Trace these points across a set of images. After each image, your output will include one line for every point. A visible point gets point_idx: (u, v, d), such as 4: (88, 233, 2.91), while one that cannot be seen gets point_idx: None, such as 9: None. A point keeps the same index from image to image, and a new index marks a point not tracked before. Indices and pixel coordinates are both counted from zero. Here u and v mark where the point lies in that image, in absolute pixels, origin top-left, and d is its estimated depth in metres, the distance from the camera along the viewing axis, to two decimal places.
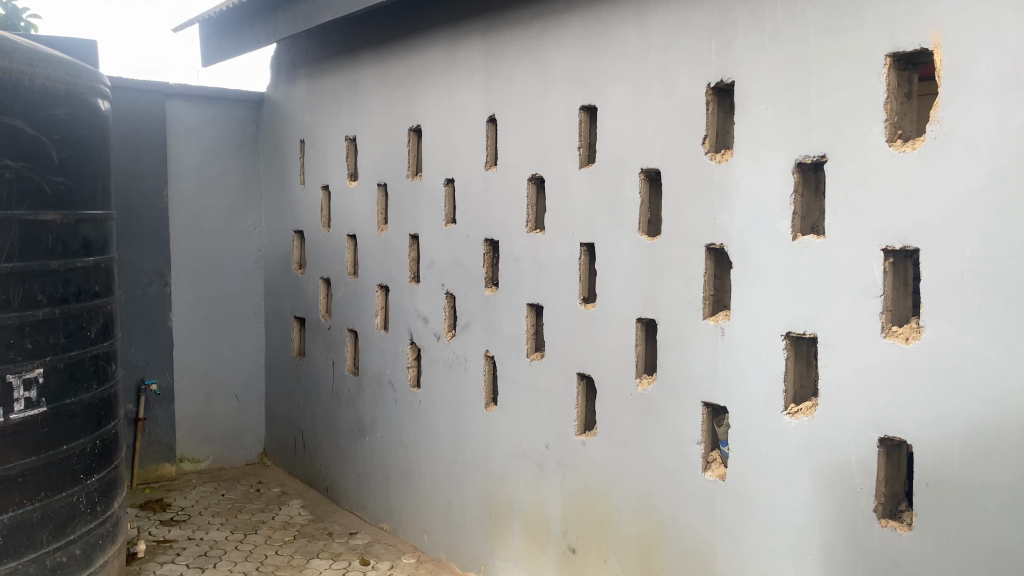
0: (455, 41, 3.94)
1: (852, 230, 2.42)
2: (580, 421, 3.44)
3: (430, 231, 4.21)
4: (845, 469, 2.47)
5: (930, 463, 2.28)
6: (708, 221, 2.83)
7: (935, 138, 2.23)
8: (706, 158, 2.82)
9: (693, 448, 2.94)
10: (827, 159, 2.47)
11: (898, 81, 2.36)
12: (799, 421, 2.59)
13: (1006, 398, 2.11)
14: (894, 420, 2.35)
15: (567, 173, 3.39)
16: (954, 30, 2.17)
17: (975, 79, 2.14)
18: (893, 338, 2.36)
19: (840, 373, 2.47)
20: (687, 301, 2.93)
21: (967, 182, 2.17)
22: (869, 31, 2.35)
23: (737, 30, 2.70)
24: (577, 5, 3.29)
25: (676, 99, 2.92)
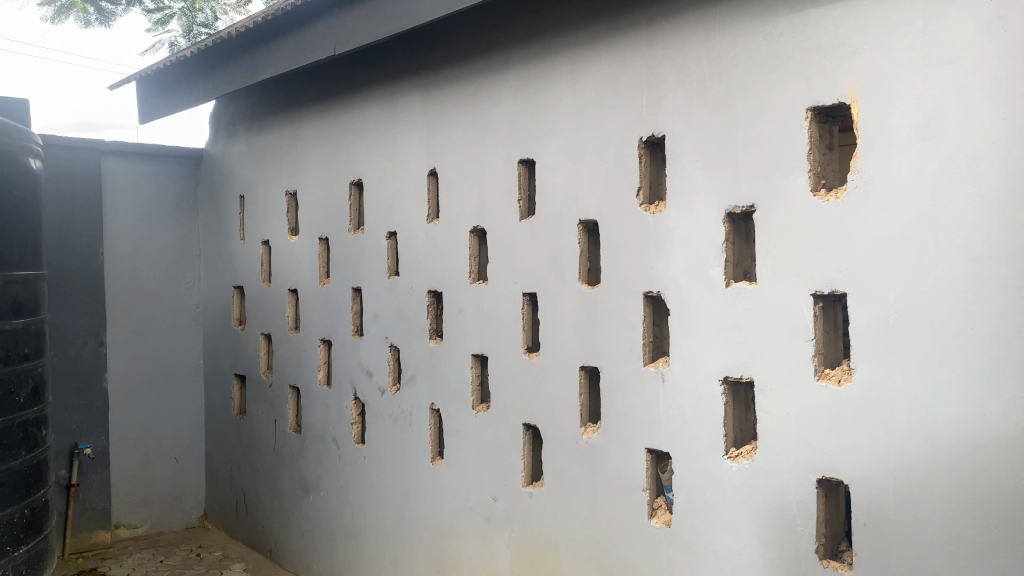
0: (395, 97, 3.99)
1: (784, 276, 2.49)
2: (527, 472, 3.43)
3: (372, 283, 4.20)
4: (785, 510, 2.51)
5: (866, 502, 2.33)
6: (646, 270, 2.89)
7: (855, 187, 2.32)
8: (641, 210, 2.90)
9: (638, 496, 2.95)
10: (755, 209, 2.56)
11: (819, 133, 2.47)
12: (739, 465, 2.63)
13: (934, 436, 2.18)
14: (831, 461, 2.39)
15: (508, 225, 3.43)
16: (868, 85, 2.29)
17: (890, 132, 2.25)
18: (826, 380, 2.42)
19: (779, 416, 2.52)
20: (628, 349, 2.96)
21: (887, 229, 2.26)
22: (789, 85, 2.46)
23: (667, 86, 2.80)
24: (514, 61, 3.37)
25: (611, 152, 2.99)
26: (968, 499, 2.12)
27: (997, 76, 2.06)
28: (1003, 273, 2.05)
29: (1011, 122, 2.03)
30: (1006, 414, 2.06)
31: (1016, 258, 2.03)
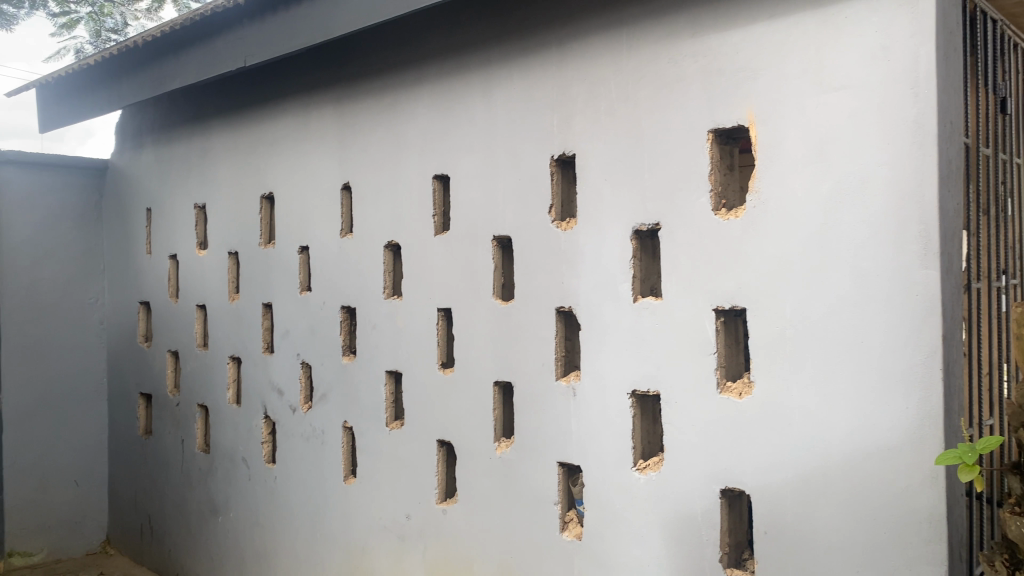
0: (307, 111, 3.95)
1: (689, 292, 2.57)
2: (441, 488, 3.41)
3: (283, 299, 4.12)
4: (691, 521, 2.57)
5: (766, 511, 2.40)
6: (557, 286, 2.92)
7: (754, 207, 2.41)
8: (552, 226, 2.94)
9: (550, 510, 2.97)
10: (661, 227, 2.63)
11: (720, 154, 2.55)
12: (647, 477, 2.68)
13: (828, 445, 2.27)
14: (733, 472, 2.47)
15: (421, 241, 3.42)
16: (765, 108, 2.39)
17: (786, 154, 2.35)
18: (727, 393, 2.50)
19: (684, 428, 2.59)
20: (541, 364, 2.99)
21: (783, 247, 2.35)
22: (693, 108, 2.54)
23: (577, 106, 2.85)
24: (427, 78, 3.38)
25: (523, 169, 3.03)
26: (860, 506, 2.21)
27: (882, 103, 2.17)
28: (889, 289, 2.15)
29: (895, 146, 2.14)
30: (893, 423, 2.15)
31: (900, 274, 2.13)
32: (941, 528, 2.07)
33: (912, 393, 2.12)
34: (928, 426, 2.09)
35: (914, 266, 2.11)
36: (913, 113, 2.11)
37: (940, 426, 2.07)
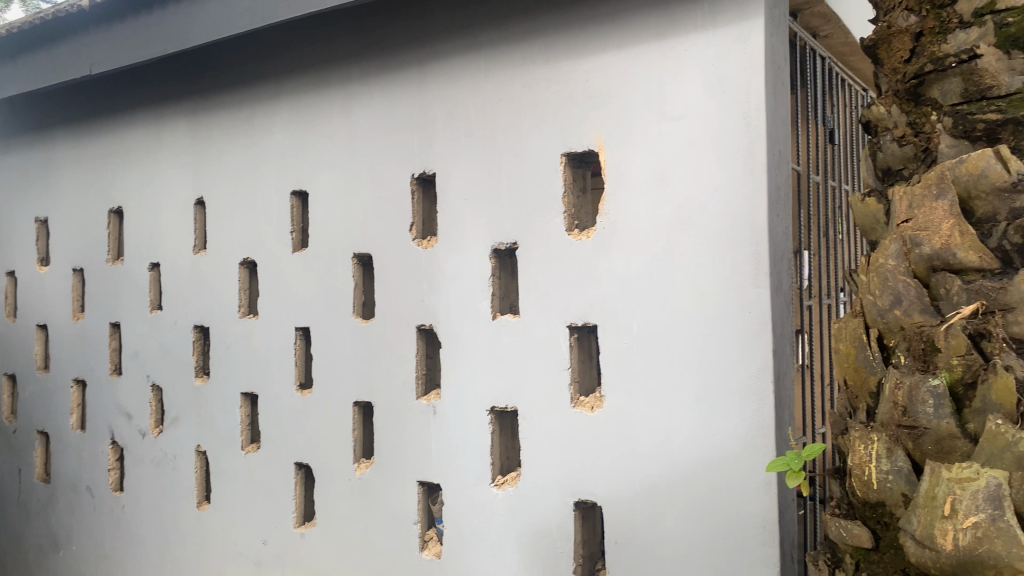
0: (160, 121, 3.79)
1: (544, 309, 2.63)
2: (299, 512, 3.33)
3: (132, 318, 3.93)
4: (546, 534, 2.62)
5: (617, 521, 2.48)
6: (417, 304, 2.93)
7: (604, 227, 2.51)
8: (413, 244, 2.95)
9: (410, 529, 2.95)
10: (518, 246, 2.69)
11: (573, 176, 2.64)
12: (504, 492, 2.72)
13: (672, 456, 2.37)
14: (586, 484, 2.54)
15: (279, 258, 3.35)
16: (613, 133, 2.49)
17: (632, 177, 2.46)
18: (580, 407, 2.57)
19: (540, 443, 2.64)
20: (401, 382, 2.98)
21: (631, 265, 2.46)
22: (546, 132, 2.62)
23: (436, 125, 2.88)
24: (285, 93, 3.32)
25: (383, 187, 3.02)
26: (702, 513, 2.32)
27: (719, 131, 2.30)
28: (727, 307, 2.28)
29: (730, 172, 2.28)
30: (731, 433, 2.27)
31: (734, 292, 2.26)
32: (773, 532, 2.19)
33: (747, 405, 2.24)
34: (761, 435, 2.22)
35: (748, 284, 2.24)
36: (746, 142, 2.25)
37: (773, 435, 2.19)
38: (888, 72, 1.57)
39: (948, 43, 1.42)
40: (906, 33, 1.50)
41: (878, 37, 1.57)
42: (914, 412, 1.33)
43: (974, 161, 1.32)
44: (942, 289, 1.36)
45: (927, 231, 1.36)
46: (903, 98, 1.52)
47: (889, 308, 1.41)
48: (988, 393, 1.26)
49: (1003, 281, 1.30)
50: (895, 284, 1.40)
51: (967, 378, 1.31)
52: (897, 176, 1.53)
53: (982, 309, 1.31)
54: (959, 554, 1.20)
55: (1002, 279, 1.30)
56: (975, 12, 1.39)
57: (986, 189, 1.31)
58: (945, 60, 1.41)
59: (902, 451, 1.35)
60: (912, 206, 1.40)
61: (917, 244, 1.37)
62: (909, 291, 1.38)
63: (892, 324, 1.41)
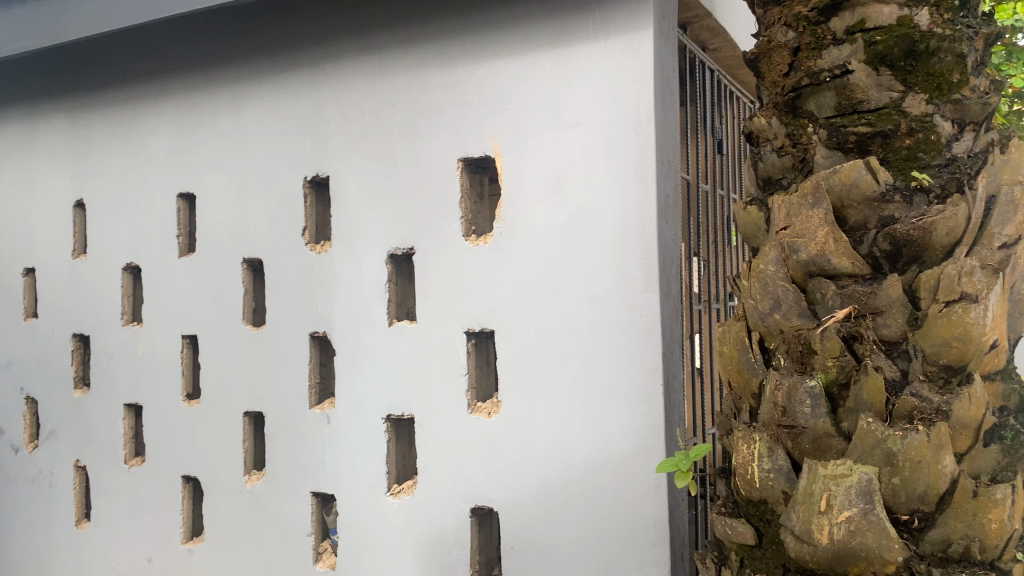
0: (36, 119, 3.60)
1: (440, 315, 2.62)
2: (186, 527, 3.19)
3: (5, 327, 3.70)
4: (442, 542, 2.59)
5: (513, 526, 2.48)
6: (311, 310, 2.86)
7: (500, 233, 2.51)
8: (306, 249, 2.88)
9: (303, 541, 2.88)
10: (414, 251, 2.67)
11: (469, 182, 2.63)
12: (400, 501, 2.68)
13: (566, 459, 2.39)
14: (482, 490, 2.53)
15: (165, 263, 3.21)
16: (509, 140, 2.50)
17: (528, 184, 2.47)
18: (477, 413, 2.57)
19: (436, 450, 2.62)
20: (293, 391, 2.90)
21: (526, 272, 2.47)
22: (442, 136, 2.61)
23: (330, 128, 2.83)
24: (171, 91, 3.20)
25: (275, 190, 2.95)
26: (596, 515, 2.35)
27: (611, 140, 2.34)
28: (618, 312, 2.32)
29: (621, 180, 2.32)
30: (623, 436, 2.31)
31: (626, 297, 2.30)
32: (663, 532, 2.23)
33: (638, 408, 2.28)
34: (652, 437, 2.26)
35: (638, 289, 2.28)
36: (636, 151, 2.30)
37: (661, 437, 2.24)
38: (768, 86, 1.55)
39: (823, 58, 1.42)
40: (784, 48, 1.49)
41: (758, 51, 1.55)
42: (793, 412, 1.30)
43: (846, 171, 1.31)
44: (818, 293, 1.34)
45: (804, 238, 1.34)
46: (782, 110, 1.50)
47: (770, 312, 1.38)
48: (860, 392, 1.25)
49: (873, 286, 1.30)
50: (774, 289, 1.37)
51: (840, 379, 1.29)
52: (776, 185, 1.51)
53: (854, 313, 1.31)
54: (834, 548, 1.19)
55: (872, 284, 1.30)
56: (849, 29, 1.39)
57: (858, 199, 1.31)
58: (820, 75, 1.41)
59: (782, 450, 1.31)
60: (789, 214, 1.37)
61: (795, 250, 1.35)
62: (787, 295, 1.36)
63: (772, 328, 1.38)
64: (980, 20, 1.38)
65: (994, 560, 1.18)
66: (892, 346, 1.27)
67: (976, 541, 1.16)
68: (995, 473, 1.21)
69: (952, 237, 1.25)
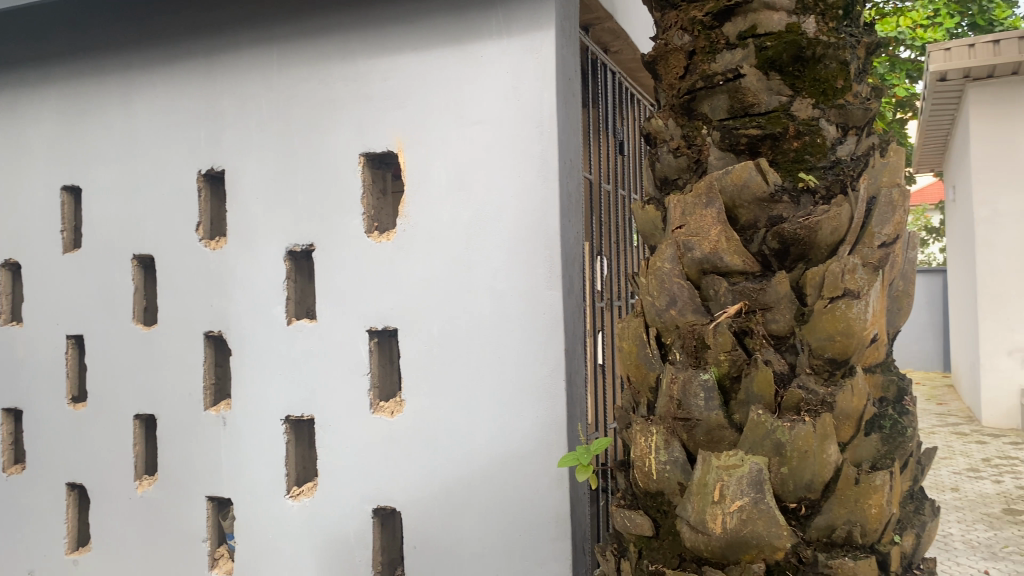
0: None
1: (341, 313, 2.57)
2: (71, 537, 3.04)
3: None
4: (344, 543, 2.55)
5: (416, 525, 2.46)
6: (205, 309, 2.77)
7: (403, 230, 2.49)
8: (201, 245, 2.78)
9: (198, 548, 2.78)
10: (314, 248, 2.61)
11: (371, 178, 2.60)
12: (300, 503, 2.62)
13: (470, 457, 2.39)
14: (385, 490, 2.50)
15: (48, 260, 3.05)
16: (412, 137, 2.48)
17: (431, 181, 2.46)
18: (380, 412, 2.53)
19: (337, 451, 2.58)
20: (187, 393, 2.80)
21: (429, 269, 2.45)
22: (343, 131, 2.57)
23: (226, 120, 2.74)
24: (54, 78, 3.04)
25: (168, 184, 2.84)
26: (499, 512, 2.35)
27: (513, 138, 2.35)
28: (521, 310, 2.33)
29: (524, 178, 2.33)
30: (526, 432, 2.32)
31: (529, 295, 2.32)
32: (565, 526, 2.26)
33: (540, 404, 2.30)
34: (554, 433, 2.28)
35: (542, 286, 2.30)
36: (539, 149, 2.31)
37: (563, 433, 2.27)
38: (665, 88, 1.58)
39: (716, 61, 1.45)
40: (680, 51, 1.52)
41: (655, 54, 1.58)
42: (688, 404, 1.31)
43: (738, 172, 1.34)
44: (711, 291, 1.37)
45: (698, 236, 1.37)
46: (677, 111, 1.53)
47: (666, 308, 1.40)
48: (751, 385, 1.28)
49: (762, 283, 1.34)
50: (671, 286, 1.39)
51: (732, 372, 1.31)
52: (672, 185, 1.54)
53: (745, 308, 1.34)
54: (727, 537, 1.22)
55: (761, 281, 1.34)
56: (741, 34, 1.44)
57: (748, 199, 1.35)
58: (713, 78, 1.45)
59: (678, 442, 1.32)
60: (684, 212, 1.38)
61: (690, 248, 1.38)
62: (682, 292, 1.38)
63: (668, 323, 1.40)
64: (861, 31, 1.48)
65: (873, 543, 1.24)
66: (780, 341, 1.32)
67: (858, 526, 1.22)
68: (875, 461, 1.27)
69: (836, 236, 1.31)
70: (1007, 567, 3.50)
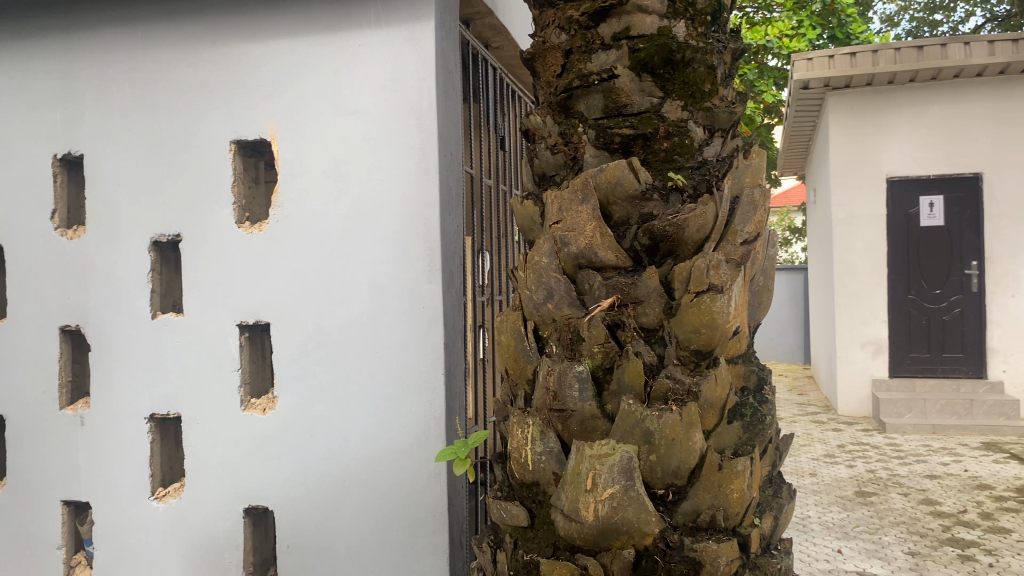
0: None
1: (211, 307, 2.48)
2: None
3: None
4: (213, 544, 2.47)
5: (290, 524, 2.41)
6: (61, 302, 2.61)
7: (276, 221, 2.42)
8: (55, 234, 2.61)
9: (53, 555, 2.62)
10: (181, 238, 2.50)
11: (243, 167, 2.51)
12: (166, 504, 2.51)
13: (346, 453, 2.36)
14: (257, 489, 2.43)
15: None
16: (287, 126, 2.42)
17: (306, 171, 2.40)
18: (251, 410, 2.45)
19: (205, 450, 2.48)
20: (40, 391, 2.62)
21: (305, 262, 2.40)
22: (214, 118, 2.47)
23: (85, 103, 2.59)
24: None
25: (19, 168, 2.65)
26: (375, 508, 2.33)
27: (392, 130, 2.33)
28: (399, 303, 2.31)
29: (403, 171, 2.31)
30: (404, 427, 2.31)
31: (407, 288, 2.31)
32: (442, 520, 2.26)
33: (418, 399, 2.29)
34: (432, 427, 2.28)
35: (421, 281, 2.29)
36: (418, 142, 2.30)
37: (442, 428, 2.27)
38: (542, 85, 1.60)
39: (592, 61, 1.48)
40: (558, 49, 1.54)
41: (533, 51, 1.59)
42: (562, 396, 1.33)
43: (611, 170, 1.38)
44: (586, 285, 1.40)
45: (573, 232, 1.39)
46: (555, 109, 1.55)
47: (543, 302, 1.42)
48: (622, 376, 1.31)
49: (634, 278, 1.38)
50: (548, 280, 1.41)
51: (605, 364, 1.35)
52: (550, 181, 1.56)
53: (617, 302, 1.38)
54: (598, 524, 1.25)
55: (633, 276, 1.38)
56: (615, 35, 1.48)
57: (621, 197, 1.39)
58: (589, 77, 1.47)
59: (553, 433, 1.34)
60: (561, 208, 1.41)
61: (565, 243, 1.40)
62: (558, 286, 1.40)
63: (545, 317, 1.42)
64: (727, 36, 1.55)
65: (735, 526, 1.31)
66: (650, 334, 1.37)
67: (721, 510, 1.28)
68: (737, 448, 1.34)
69: (702, 233, 1.36)
70: (857, 545, 3.75)
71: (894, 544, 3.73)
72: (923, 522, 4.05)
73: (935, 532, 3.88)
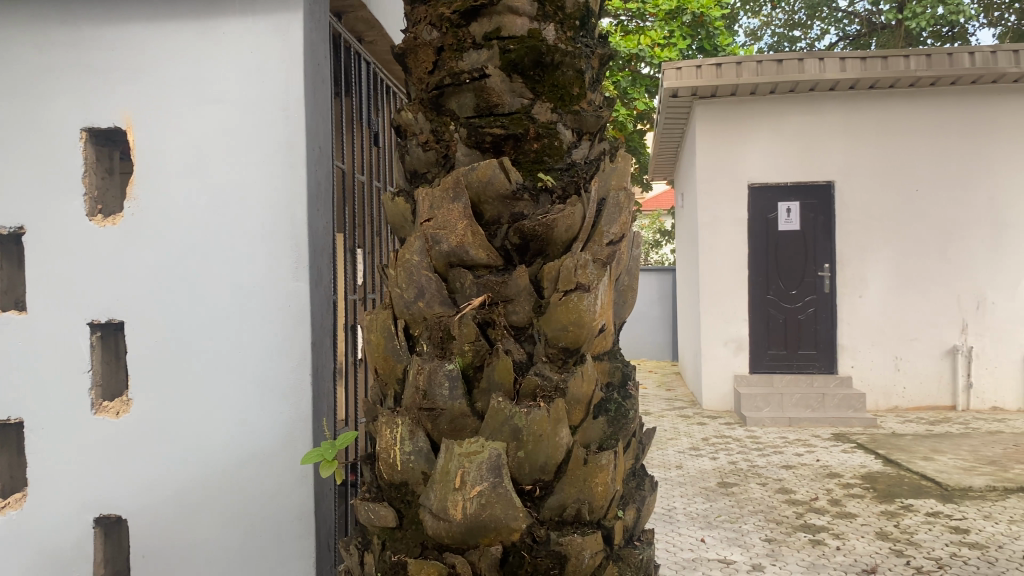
0: None
1: (58, 304, 2.31)
2: None
3: None
4: (59, 557, 2.32)
5: (144, 533, 2.29)
6: None
7: (131, 213, 2.29)
8: None
9: None
10: (25, 231, 2.33)
11: (95, 155, 2.36)
12: (5, 517, 2.34)
13: (207, 457, 2.27)
14: (108, 497, 2.30)
15: None
16: (143, 113, 2.30)
17: (164, 161, 2.29)
18: (103, 413, 2.31)
19: (51, 456, 2.32)
20: None
21: (162, 257, 2.28)
22: (63, 102, 2.32)
23: None
24: None
25: None
26: (238, 513, 2.25)
27: (257, 121, 2.26)
28: (264, 301, 2.25)
29: (268, 163, 2.25)
30: (269, 428, 2.24)
31: (272, 285, 2.24)
32: (308, 523, 2.22)
33: (285, 400, 2.24)
34: (298, 428, 2.23)
35: (288, 278, 2.24)
36: (285, 134, 2.25)
37: (310, 429, 2.22)
38: (414, 81, 1.57)
39: (463, 60, 1.48)
40: (429, 46, 1.53)
41: (404, 46, 1.57)
42: (432, 395, 1.32)
43: (482, 168, 1.38)
44: (458, 283, 1.40)
45: (446, 230, 1.38)
46: (427, 106, 1.54)
47: (414, 300, 1.40)
48: (492, 374, 1.32)
49: (504, 276, 1.39)
50: (419, 278, 1.40)
51: (476, 362, 1.35)
52: (421, 178, 1.55)
53: (487, 301, 1.39)
54: (467, 522, 1.25)
55: (503, 275, 1.39)
56: (486, 34, 1.48)
57: (492, 196, 1.39)
58: (460, 75, 1.47)
59: (422, 432, 1.33)
60: (432, 206, 1.40)
61: (437, 241, 1.39)
62: (430, 284, 1.39)
63: (416, 315, 1.41)
64: (595, 41, 1.60)
65: (600, 519, 1.34)
66: (520, 331, 1.38)
67: (586, 503, 1.31)
68: (602, 442, 1.37)
69: (570, 233, 1.39)
70: (719, 534, 3.92)
71: (753, 532, 3.93)
72: (779, 509, 4.29)
73: (789, 519, 4.12)
